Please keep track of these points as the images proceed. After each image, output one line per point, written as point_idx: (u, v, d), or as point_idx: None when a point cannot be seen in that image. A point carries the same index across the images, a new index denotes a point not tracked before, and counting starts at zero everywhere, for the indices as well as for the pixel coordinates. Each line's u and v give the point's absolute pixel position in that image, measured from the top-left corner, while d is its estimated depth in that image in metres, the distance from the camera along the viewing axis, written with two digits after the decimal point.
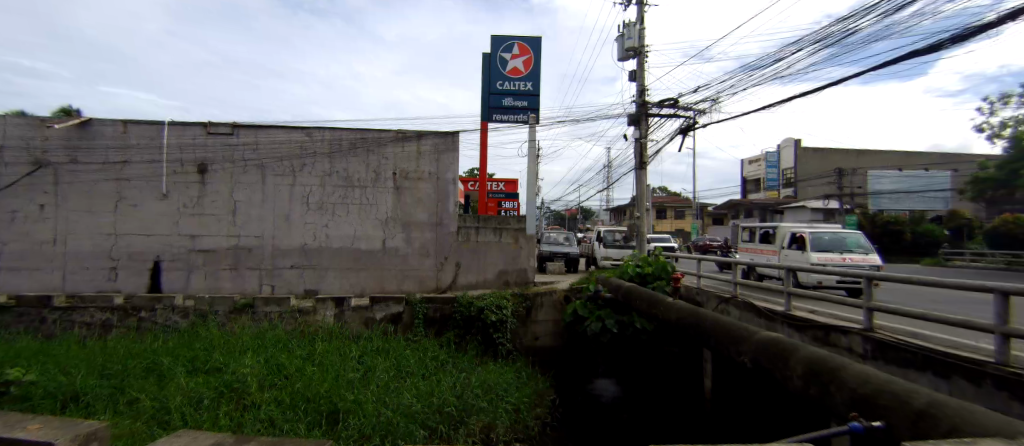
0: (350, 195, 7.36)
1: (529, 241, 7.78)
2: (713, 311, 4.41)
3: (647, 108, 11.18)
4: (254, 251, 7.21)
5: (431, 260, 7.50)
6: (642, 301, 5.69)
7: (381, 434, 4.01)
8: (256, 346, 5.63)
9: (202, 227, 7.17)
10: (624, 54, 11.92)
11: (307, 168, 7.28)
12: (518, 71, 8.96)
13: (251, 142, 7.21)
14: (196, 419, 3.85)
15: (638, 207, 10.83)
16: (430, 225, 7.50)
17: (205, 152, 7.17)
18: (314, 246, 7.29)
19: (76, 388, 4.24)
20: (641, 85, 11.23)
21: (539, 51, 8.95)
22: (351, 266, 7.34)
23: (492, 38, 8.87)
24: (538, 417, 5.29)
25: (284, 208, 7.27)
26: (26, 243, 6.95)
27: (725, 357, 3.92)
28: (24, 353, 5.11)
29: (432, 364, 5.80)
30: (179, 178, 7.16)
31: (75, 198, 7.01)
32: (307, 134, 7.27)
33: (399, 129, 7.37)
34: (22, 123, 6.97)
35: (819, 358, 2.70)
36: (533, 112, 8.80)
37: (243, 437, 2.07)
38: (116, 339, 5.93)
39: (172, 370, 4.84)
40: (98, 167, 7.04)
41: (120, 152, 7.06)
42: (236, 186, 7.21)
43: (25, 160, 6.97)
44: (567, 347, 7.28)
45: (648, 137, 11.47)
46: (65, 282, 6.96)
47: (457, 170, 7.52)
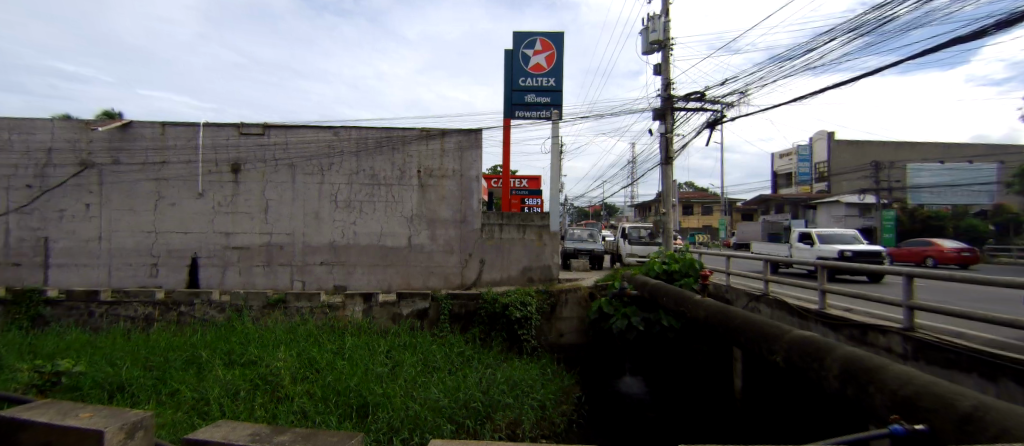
0: (376, 193, 7.47)
1: (552, 238, 7.72)
2: (744, 311, 4.31)
3: (672, 101, 10.94)
4: (285, 248, 7.40)
5: (455, 256, 7.55)
6: (668, 298, 5.55)
7: (409, 428, 4.10)
8: (288, 339, 5.79)
9: (236, 225, 7.40)
10: (647, 48, 11.72)
11: (335, 167, 7.43)
12: (541, 67, 8.90)
13: (281, 143, 7.39)
14: (233, 411, 4.03)
15: (664, 203, 10.60)
16: (453, 222, 7.54)
17: (238, 152, 7.39)
18: (342, 243, 7.43)
19: (121, 378, 4.43)
20: (666, 78, 11.00)
21: (562, 47, 8.87)
22: (378, 262, 7.45)
23: (514, 35, 8.84)
24: (565, 414, 5.24)
25: (314, 207, 7.43)
26: (74, 240, 7.31)
27: (758, 355, 3.81)
28: (73, 345, 5.39)
29: (458, 360, 5.81)
30: (213, 177, 7.40)
31: (118, 197, 7.33)
32: (334, 133, 7.41)
33: (422, 127, 7.44)
34: (67, 126, 7.32)
35: (858, 357, 2.59)
36: (556, 108, 8.77)
37: (280, 428, 2.08)
38: (158, 332, 6.17)
39: (209, 363, 4.99)
40: (139, 167, 7.35)
41: (159, 152, 7.35)
42: (267, 185, 7.41)
43: (72, 161, 7.32)
44: (594, 346, 7.20)
45: (674, 132, 11.25)
46: (110, 277, 7.30)
47: (481, 167, 7.54)
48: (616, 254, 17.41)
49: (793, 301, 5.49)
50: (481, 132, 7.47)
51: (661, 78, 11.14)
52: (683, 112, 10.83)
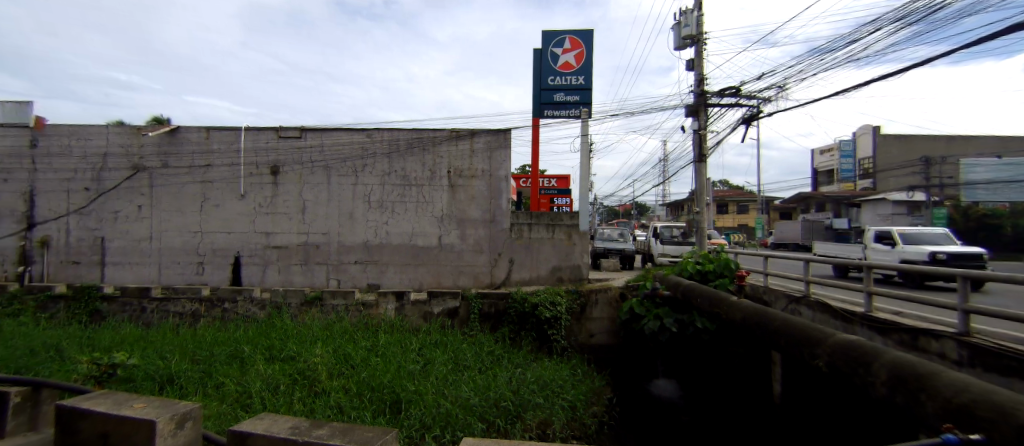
0: (407, 193, 7.60)
1: (582, 237, 7.65)
2: (784, 313, 4.15)
3: (706, 97, 10.66)
4: (322, 247, 7.61)
5: (485, 256, 7.58)
6: (703, 299, 5.40)
7: (441, 425, 4.15)
8: (324, 336, 5.95)
9: (275, 225, 7.67)
10: (679, 44, 11.46)
11: (368, 168, 7.60)
12: (570, 65, 8.85)
13: (317, 145, 7.61)
14: (273, 404, 4.18)
15: (697, 201, 10.35)
16: (483, 222, 7.58)
17: (277, 154, 7.66)
18: (375, 243, 7.59)
19: (170, 372, 4.66)
20: (700, 74, 10.73)
21: (591, 44, 8.78)
22: (409, 261, 7.58)
23: (542, 34, 8.82)
24: (596, 415, 5.18)
25: (348, 207, 7.62)
26: (127, 240, 7.75)
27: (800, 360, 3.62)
28: (128, 338, 5.72)
29: (488, 359, 5.84)
30: (254, 179, 7.69)
31: (167, 199, 7.73)
32: (367, 135, 7.58)
33: (452, 128, 7.52)
34: (122, 132, 7.77)
35: (909, 363, 2.32)
36: (585, 107, 8.71)
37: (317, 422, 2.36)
38: (204, 327, 6.46)
39: (251, 358, 5.18)
40: (186, 170, 7.72)
41: (205, 156, 7.70)
42: (304, 186, 7.65)
43: (125, 165, 7.76)
44: (626, 347, 7.06)
45: (708, 128, 10.96)
46: (160, 275, 7.70)
47: (509, 167, 7.54)
48: (647, 254, 17.12)
49: (838, 303, 5.23)
50: (510, 132, 7.48)
51: (695, 74, 10.87)
52: (718, 108, 10.53)
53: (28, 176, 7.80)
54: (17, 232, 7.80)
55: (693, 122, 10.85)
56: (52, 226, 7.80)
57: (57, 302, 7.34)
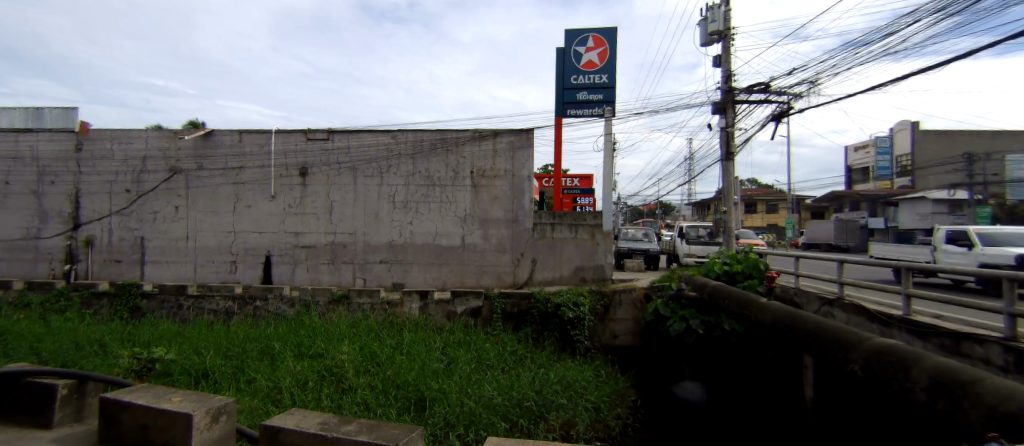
0: (431, 194, 7.67)
1: (606, 237, 7.57)
2: (817, 316, 4.02)
3: (734, 94, 10.43)
4: (348, 247, 7.76)
5: (507, 256, 7.60)
6: (731, 301, 5.28)
7: (465, 424, 4.17)
8: (351, 333, 6.07)
9: (304, 225, 7.86)
10: (706, 40, 11.24)
11: (393, 169, 7.71)
12: (593, 64, 8.78)
13: (343, 147, 7.76)
14: (303, 400, 4.30)
15: (724, 201, 10.14)
16: (506, 221, 7.60)
17: (305, 156, 7.85)
18: (400, 243, 7.70)
19: (205, 367, 4.83)
20: (727, 70, 10.50)
21: (615, 42, 8.68)
22: (433, 261, 7.65)
23: (565, 33, 8.78)
24: (620, 417, 5.12)
25: (374, 207, 7.75)
26: (165, 240, 8.06)
27: (833, 364, 3.50)
28: (166, 334, 5.94)
29: (511, 358, 5.85)
30: (284, 181, 7.89)
31: (202, 200, 8.01)
32: (392, 136, 7.69)
33: (475, 128, 7.55)
34: (160, 136, 8.09)
35: (951, 368, 2.18)
36: (609, 105, 8.63)
37: (343, 418, 2.49)
38: (237, 324, 6.68)
39: (281, 354, 5.33)
40: (220, 172, 7.98)
41: (237, 158, 7.95)
42: (331, 187, 7.81)
43: (163, 168, 8.07)
44: (651, 348, 6.99)
45: (735, 126, 10.71)
46: (196, 273, 7.98)
47: (532, 166, 7.53)
48: (672, 254, 16.85)
49: (874, 306, 5.05)
50: (533, 132, 7.46)
51: (722, 70, 10.64)
52: (746, 105, 10.28)
53: (74, 178, 8.20)
54: (64, 231, 8.20)
55: (720, 119, 10.63)
56: (96, 226, 8.19)
57: (100, 299, 7.70)
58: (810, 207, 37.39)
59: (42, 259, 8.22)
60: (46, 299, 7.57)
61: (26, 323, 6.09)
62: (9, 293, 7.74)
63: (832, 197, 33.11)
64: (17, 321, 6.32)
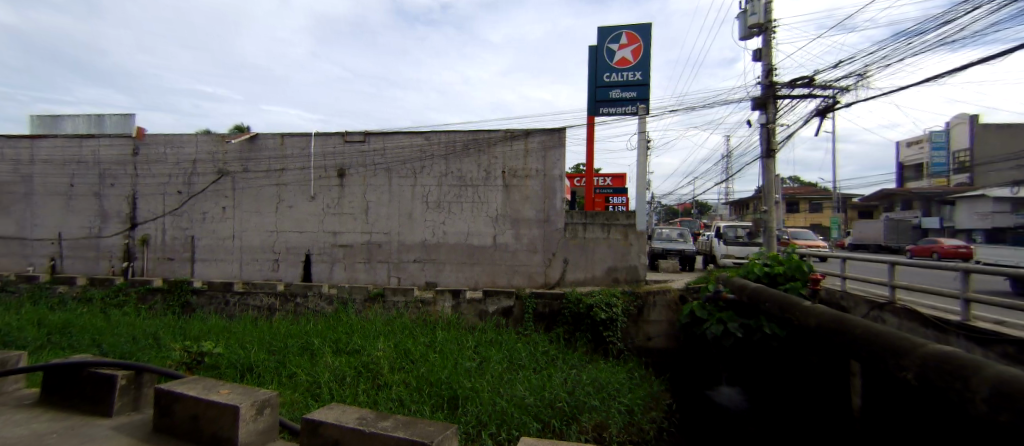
0: (463, 194, 7.74)
1: (639, 237, 7.44)
2: (865, 321, 3.83)
3: (775, 89, 10.05)
4: (384, 246, 7.94)
5: (539, 256, 7.59)
6: (773, 304, 5.11)
7: (497, 423, 4.17)
8: (386, 331, 6.19)
9: (342, 224, 8.08)
10: (745, 33, 10.89)
11: (426, 169, 7.82)
12: (626, 61, 8.65)
13: (379, 148, 7.93)
14: (340, 395, 4.42)
15: (765, 200, 9.80)
16: (538, 221, 7.58)
17: (343, 158, 8.07)
18: (433, 242, 7.81)
19: (249, 360, 5.04)
20: (768, 64, 10.13)
21: (649, 39, 8.52)
22: (465, 260, 7.72)
23: (598, 31, 8.70)
24: (654, 421, 5.01)
25: (408, 207, 7.89)
26: (212, 239, 8.46)
27: (882, 372, 3.32)
28: (214, 329, 6.22)
29: (543, 359, 5.83)
30: (323, 182, 8.14)
31: (247, 201, 8.36)
32: (426, 138, 7.79)
33: (507, 128, 7.57)
34: (209, 140, 8.49)
35: (1016, 377, 2.01)
36: (642, 103, 8.48)
37: (380, 414, 2.58)
38: (279, 320, 6.93)
39: (320, 350, 5.50)
40: (263, 174, 8.30)
41: (279, 161, 8.24)
42: (368, 187, 8.00)
43: (211, 170, 8.46)
44: (687, 351, 6.84)
45: (777, 122, 10.33)
46: (241, 271, 8.34)
47: (564, 166, 7.49)
48: (709, 255, 16.41)
49: (929, 311, 4.74)
50: (565, 131, 7.42)
51: (762, 64, 10.29)
52: (788, 100, 9.89)
53: (131, 180, 8.71)
54: (122, 231, 8.73)
55: (760, 115, 10.29)
56: (150, 225, 8.67)
57: (154, 294, 8.14)
58: (858, 206, 36.05)
59: (102, 257, 8.77)
60: (106, 294, 8.07)
61: (88, 316, 6.52)
62: (73, 289, 8.29)
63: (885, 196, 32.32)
64: (80, 314, 6.77)
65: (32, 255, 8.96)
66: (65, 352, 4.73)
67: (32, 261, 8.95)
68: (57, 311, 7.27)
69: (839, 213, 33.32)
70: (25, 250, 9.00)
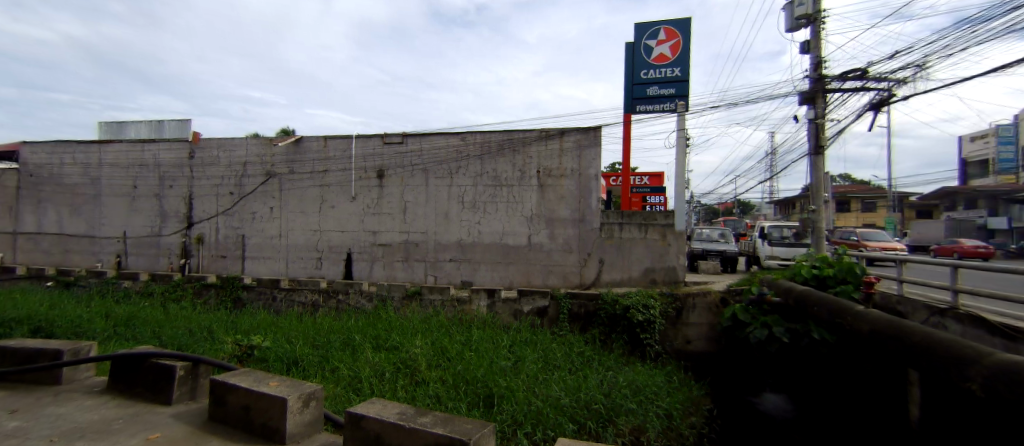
0: (498, 194, 7.78)
1: (678, 238, 7.27)
2: (926, 327, 3.60)
3: (824, 82, 9.60)
4: (421, 245, 8.09)
5: (574, 256, 7.54)
6: (823, 308, 4.90)
7: (532, 423, 4.15)
8: (424, 328, 6.31)
9: (381, 224, 8.29)
10: (791, 25, 10.45)
11: (462, 170, 7.91)
12: (664, 57, 8.46)
13: (416, 149, 8.09)
14: (381, 390, 4.54)
15: (815, 198, 9.44)
16: (573, 221, 7.53)
17: (382, 159, 8.27)
18: (468, 241, 7.89)
19: (295, 354, 5.24)
20: (817, 57, 9.69)
21: (688, 33, 8.30)
22: (500, 260, 7.77)
23: (635, 27, 8.56)
24: (694, 426, 4.88)
25: (444, 207, 8.01)
26: (260, 238, 8.86)
27: (945, 382, 3.12)
28: (263, 324, 6.51)
29: (578, 360, 5.78)
30: (363, 183, 8.37)
31: (292, 202, 8.70)
32: (462, 138, 7.88)
33: (542, 128, 7.56)
34: (258, 143, 8.88)
35: None
36: (681, 100, 8.28)
37: (419, 410, 2.64)
38: (322, 316, 7.18)
39: (361, 345, 5.66)
40: (308, 175, 8.62)
41: (323, 163, 8.54)
42: (405, 188, 8.17)
43: (259, 172, 8.86)
44: (729, 355, 6.65)
45: (827, 117, 9.87)
46: (287, 269, 8.69)
47: (600, 165, 7.41)
48: (752, 256, 15.80)
49: (998, 318, 4.39)
50: (601, 130, 7.33)
51: (811, 57, 9.85)
52: (838, 94, 9.42)
53: (188, 182, 9.23)
54: (180, 230, 9.26)
55: (807, 111, 9.86)
56: (205, 225, 9.16)
57: (209, 290, 8.60)
58: (916, 205, 33.83)
59: (162, 254, 9.33)
60: (166, 289, 8.58)
61: (149, 310, 6.97)
62: (137, 284, 8.86)
63: (947, 193, 30.61)
64: (143, 308, 7.23)
65: (101, 252, 9.64)
66: (130, 343, 5.06)
67: (100, 258, 9.63)
68: (124, 304, 7.80)
69: (893, 213, 31.54)
70: (94, 247, 9.69)
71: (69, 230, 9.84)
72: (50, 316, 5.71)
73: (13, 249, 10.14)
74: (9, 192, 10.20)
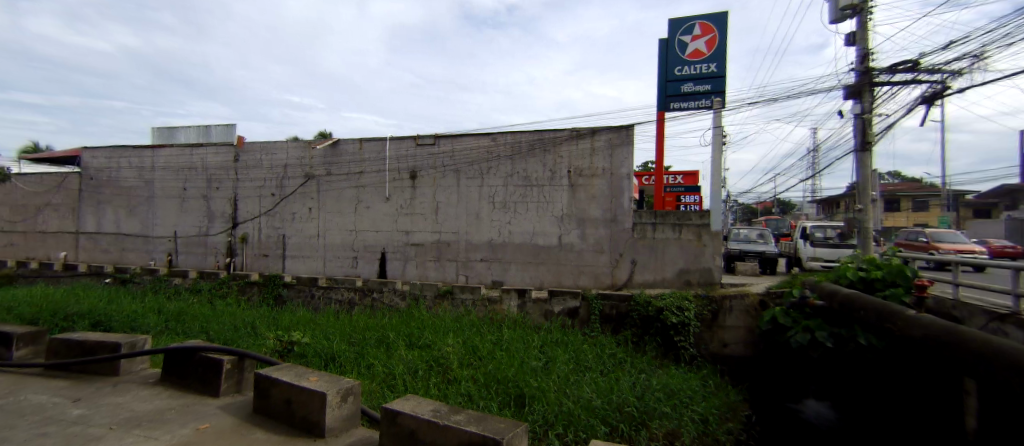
0: (529, 194, 7.79)
1: (714, 238, 7.08)
2: (985, 333, 3.40)
3: (871, 75, 9.16)
4: (453, 245, 8.18)
5: (606, 256, 7.47)
6: (869, 311, 4.70)
7: (564, 424, 4.11)
8: (455, 327, 6.39)
9: (414, 224, 8.43)
10: (836, 16, 10.00)
11: (493, 170, 7.96)
12: (700, 53, 8.27)
13: (448, 150, 8.19)
14: (414, 386, 4.61)
15: (861, 197, 9.07)
16: (604, 221, 7.46)
17: (415, 160, 8.42)
18: (499, 241, 7.93)
19: (332, 351, 5.40)
20: (863, 49, 9.26)
21: (725, 28, 8.07)
22: (531, 260, 7.78)
23: (669, 23, 8.40)
24: (731, 431, 4.76)
25: (475, 207, 8.08)
26: (300, 237, 9.17)
27: (1008, 391, 2.94)
28: (302, 320, 6.74)
29: (610, 362, 5.72)
30: (397, 184, 8.54)
31: (330, 202, 8.97)
32: (493, 139, 7.93)
33: (574, 127, 7.52)
34: (298, 146, 9.20)
35: None
36: (718, 96, 8.07)
37: (453, 408, 2.69)
38: (357, 314, 7.37)
39: (395, 343, 5.78)
40: (344, 176, 8.87)
41: (359, 164, 8.76)
42: (437, 189, 8.29)
43: (299, 174, 9.18)
44: (769, 360, 6.42)
45: (874, 112, 9.42)
46: (324, 267, 8.96)
47: (633, 164, 7.29)
48: (793, 257, 15.17)
49: None
50: (634, 128, 7.21)
51: (857, 50, 9.43)
52: (887, 87, 8.96)
53: (233, 184, 9.66)
54: (225, 230, 9.70)
55: (854, 105, 9.44)
56: (250, 225, 9.55)
57: (252, 287, 8.95)
58: (972, 203, 31.69)
59: (209, 253, 9.79)
60: (213, 286, 8.99)
61: (197, 305, 7.33)
62: (186, 281, 9.30)
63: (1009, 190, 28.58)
64: (192, 304, 7.59)
65: (153, 250, 10.20)
66: (181, 337, 5.33)
67: (152, 256, 10.19)
68: (175, 300, 8.22)
69: (948, 213, 29.72)
70: (147, 246, 10.27)
71: (125, 230, 10.45)
72: (108, 311, 6.09)
73: (75, 248, 10.85)
74: (72, 195, 10.93)
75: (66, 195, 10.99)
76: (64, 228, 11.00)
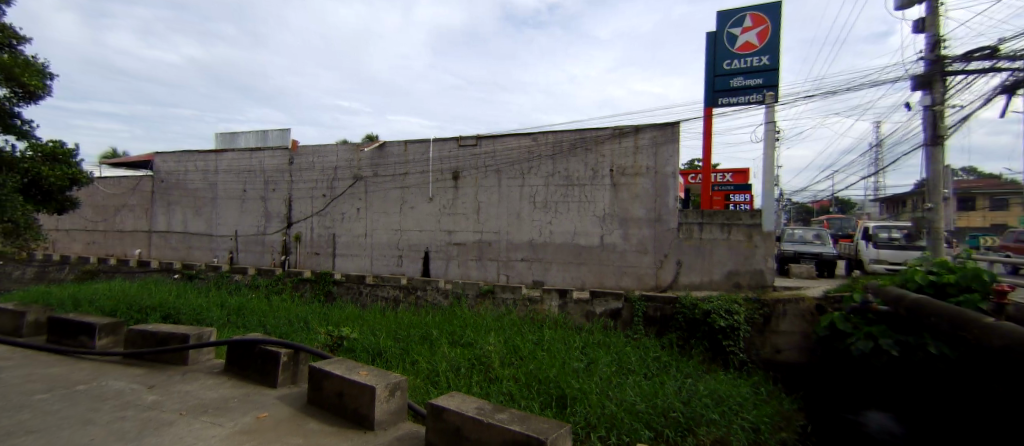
0: (570, 193, 7.75)
1: (767, 239, 6.79)
2: None
3: (943, 64, 8.52)
4: (494, 245, 8.28)
5: (649, 257, 7.33)
6: (940, 318, 4.40)
7: (607, 427, 4.05)
8: (496, 326, 6.46)
9: (456, 224, 8.58)
10: (902, 2, 9.35)
11: (534, 169, 7.98)
12: (750, 46, 7.97)
13: (490, 151, 8.28)
14: (458, 384, 4.69)
15: (931, 196, 8.46)
16: (648, 221, 7.32)
17: (458, 161, 8.56)
18: (540, 241, 7.95)
19: (380, 346, 5.58)
20: (934, 36, 8.63)
21: (779, 18, 7.72)
22: (572, 260, 7.75)
23: (718, 16, 8.17)
24: (783, 440, 4.57)
25: (516, 207, 8.12)
26: (348, 236, 9.56)
27: None
28: (350, 316, 6.99)
29: (654, 365, 5.60)
30: (440, 185, 8.71)
31: (376, 202, 9.27)
32: (534, 139, 7.96)
33: (616, 126, 7.43)
34: (347, 149, 9.58)
35: None
36: (770, 90, 7.73)
37: (498, 406, 2.72)
38: (403, 311, 7.59)
39: (438, 340, 5.91)
40: (389, 177, 9.15)
41: (404, 166, 9.01)
42: (479, 189, 8.39)
43: (347, 176, 9.55)
44: (829, 367, 6.22)
45: (946, 103, 8.73)
46: (372, 265, 9.33)
47: (678, 162, 7.10)
48: (855, 260, 14.26)
49: None
50: (679, 125, 7.03)
51: (926, 37, 8.82)
52: (961, 76, 8.30)
53: (287, 186, 10.17)
54: (280, 229, 10.23)
55: (922, 97, 8.78)
56: (303, 225, 10.02)
57: (305, 284, 9.36)
58: None
59: (266, 251, 10.37)
60: (269, 282, 9.45)
61: (254, 300, 7.77)
62: (246, 277, 9.83)
63: None
64: (250, 299, 8.04)
65: (216, 248, 10.91)
66: (243, 330, 5.67)
67: (215, 253, 10.91)
68: (235, 294, 8.75)
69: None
70: (209, 244, 10.99)
71: (191, 229, 11.23)
72: (177, 304, 6.56)
73: (148, 245, 11.78)
74: (145, 196, 11.85)
75: (140, 197, 11.93)
76: (138, 227, 11.96)
